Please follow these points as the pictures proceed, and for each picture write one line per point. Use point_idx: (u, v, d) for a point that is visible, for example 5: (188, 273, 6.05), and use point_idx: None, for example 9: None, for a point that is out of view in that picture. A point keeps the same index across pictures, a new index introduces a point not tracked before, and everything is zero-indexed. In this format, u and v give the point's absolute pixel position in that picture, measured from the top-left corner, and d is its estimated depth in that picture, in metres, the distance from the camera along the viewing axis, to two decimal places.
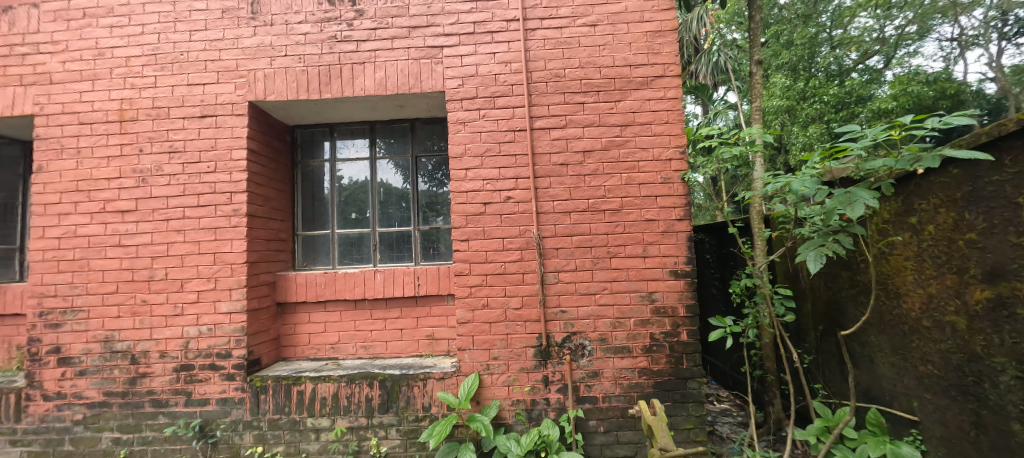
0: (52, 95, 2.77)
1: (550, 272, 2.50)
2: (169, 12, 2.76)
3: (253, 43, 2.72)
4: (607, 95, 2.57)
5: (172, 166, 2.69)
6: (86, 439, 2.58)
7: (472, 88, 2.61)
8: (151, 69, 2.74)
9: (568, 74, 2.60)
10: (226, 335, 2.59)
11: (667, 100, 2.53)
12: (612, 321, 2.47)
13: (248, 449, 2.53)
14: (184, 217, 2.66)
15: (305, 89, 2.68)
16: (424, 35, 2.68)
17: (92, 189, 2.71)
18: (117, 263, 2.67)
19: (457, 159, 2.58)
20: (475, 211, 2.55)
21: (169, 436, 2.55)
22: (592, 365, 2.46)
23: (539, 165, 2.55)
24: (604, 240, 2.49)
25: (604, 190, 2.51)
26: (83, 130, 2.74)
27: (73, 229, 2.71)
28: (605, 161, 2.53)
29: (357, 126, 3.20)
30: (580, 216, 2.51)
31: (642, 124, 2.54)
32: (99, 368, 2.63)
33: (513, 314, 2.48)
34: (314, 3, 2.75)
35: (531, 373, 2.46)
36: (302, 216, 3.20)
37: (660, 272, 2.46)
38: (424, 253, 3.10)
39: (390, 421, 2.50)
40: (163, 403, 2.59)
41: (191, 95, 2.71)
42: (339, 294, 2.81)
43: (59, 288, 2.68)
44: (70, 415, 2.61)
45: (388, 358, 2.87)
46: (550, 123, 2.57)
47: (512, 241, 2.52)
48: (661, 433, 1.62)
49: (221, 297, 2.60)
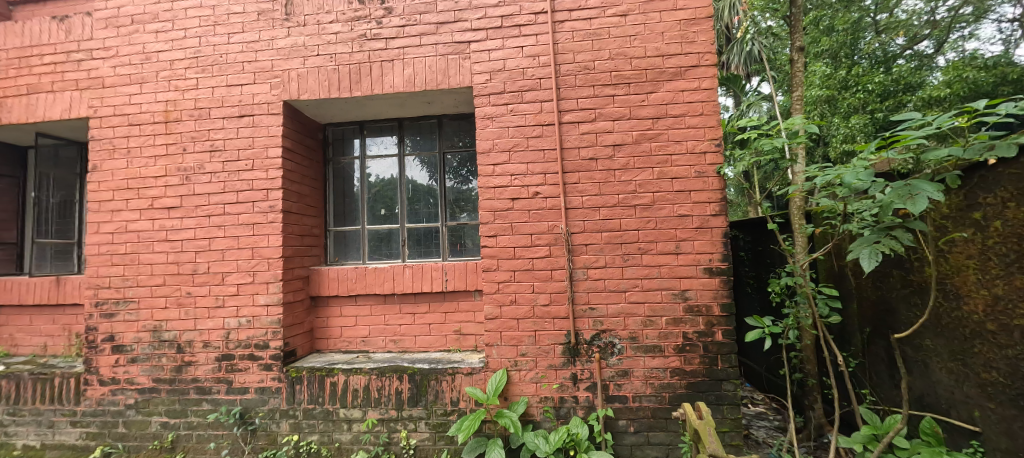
0: (105, 98, 2.94)
1: (579, 269, 2.46)
2: (209, 17, 2.87)
3: (287, 43, 2.80)
4: (639, 87, 2.49)
5: (213, 165, 2.80)
6: (138, 422, 2.74)
7: (500, 83, 2.59)
8: (193, 71, 2.85)
9: (597, 67, 2.53)
10: (263, 327, 2.69)
11: (702, 90, 2.43)
12: (642, 320, 2.40)
13: (284, 437, 2.62)
14: (224, 214, 2.77)
15: (337, 88, 2.73)
16: (452, 30, 2.68)
17: (141, 187, 2.86)
18: (164, 257, 2.81)
19: (485, 155, 2.57)
20: (503, 207, 2.53)
21: (212, 422, 2.68)
22: (621, 364, 2.41)
23: (567, 159, 2.51)
24: (635, 237, 2.43)
25: (634, 185, 2.45)
26: (132, 131, 2.89)
27: (124, 225, 2.87)
28: (636, 155, 2.46)
29: (386, 124, 3.24)
30: (610, 211, 2.46)
31: (676, 116, 2.45)
32: (149, 355, 2.78)
33: (542, 311, 2.47)
34: (345, 2, 2.79)
35: (559, 370, 2.44)
36: (333, 212, 3.28)
37: (694, 270, 2.37)
38: (451, 249, 3.11)
39: (419, 414, 2.53)
40: (207, 390, 2.71)
41: (230, 96, 2.81)
42: (369, 289, 2.88)
43: (112, 280, 2.85)
44: (123, 400, 2.77)
45: (417, 352, 2.91)
46: (579, 117, 2.52)
47: (540, 237, 2.49)
48: (711, 438, 1.59)
49: (259, 290, 2.70)
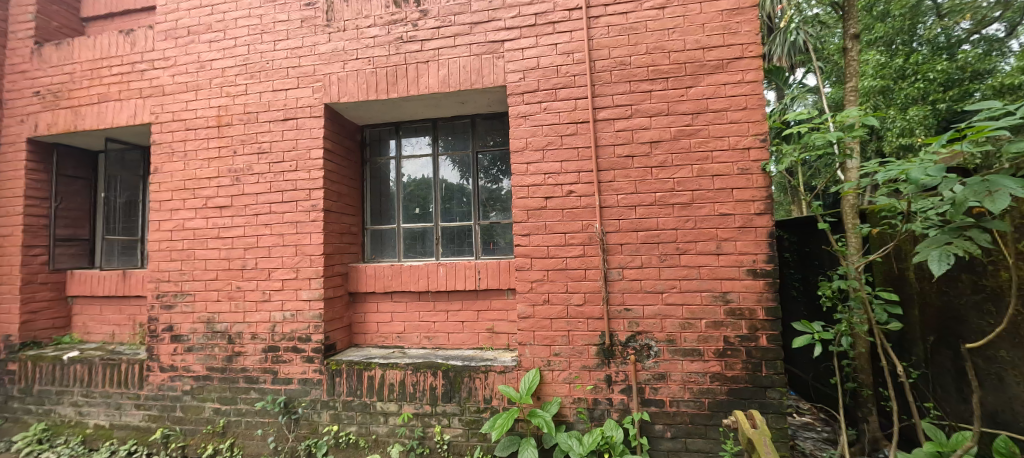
0: (165, 105, 3.16)
1: (614, 269, 2.41)
2: (257, 25, 3.03)
3: (328, 48, 2.90)
4: (677, 81, 2.41)
5: (261, 166, 2.95)
6: (193, 407, 2.94)
7: (533, 81, 2.58)
8: (243, 77, 3.02)
9: (633, 62, 2.47)
10: (306, 321, 2.81)
11: (746, 83, 2.31)
12: (680, 322, 2.33)
13: (325, 427, 2.73)
14: (270, 212, 2.92)
15: (375, 90, 2.81)
16: (486, 30, 2.69)
17: (196, 187, 3.06)
18: (216, 253, 2.99)
19: (519, 153, 2.57)
20: (537, 205, 2.53)
21: (259, 410, 2.82)
22: (658, 367, 2.34)
23: (602, 157, 2.46)
24: (673, 237, 2.35)
25: (672, 183, 2.37)
26: (188, 135, 3.10)
27: (181, 223, 3.08)
28: (674, 152, 2.38)
29: (421, 124, 3.30)
30: (647, 210, 2.39)
31: (717, 111, 2.35)
32: (203, 345, 2.97)
33: (575, 311, 2.44)
34: (382, 7, 2.87)
35: (593, 372, 2.40)
36: (370, 211, 3.37)
37: (736, 271, 2.27)
38: (484, 247, 3.13)
39: (453, 410, 2.57)
40: (255, 380, 2.86)
41: (276, 100, 2.95)
42: (404, 286, 2.95)
43: (171, 274, 3.07)
44: (181, 385, 2.98)
45: (450, 349, 2.95)
46: (615, 114, 2.47)
47: (574, 236, 2.46)
48: (766, 449, 1.57)
49: (302, 286, 2.83)
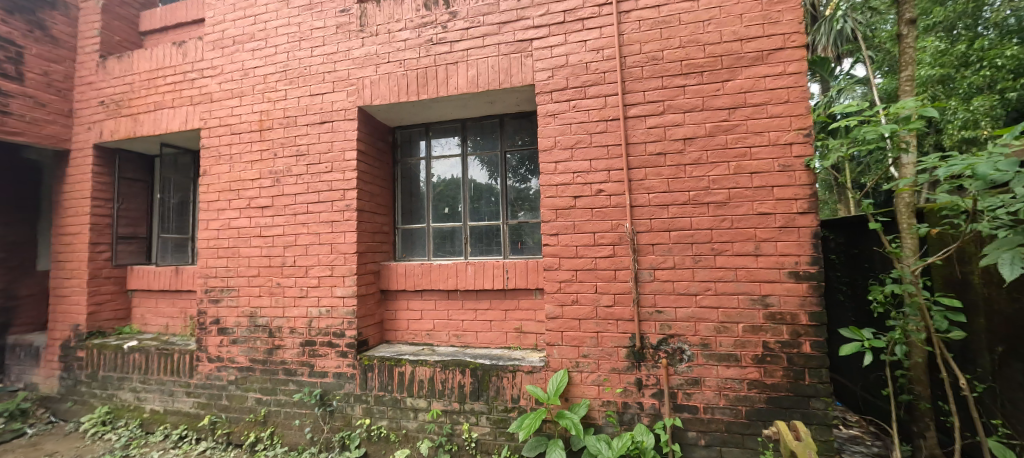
0: (212, 111, 3.36)
1: (645, 269, 2.35)
2: (296, 33, 3.16)
3: (362, 53, 2.99)
4: (713, 75, 2.32)
5: (299, 168, 3.08)
6: (237, 397, 3.11)
7: (562, 79, 2.55)
8: (282, 83, 3.16)
9: (666, 57, 2.40)
10: (340, 317, 2.91)
11: (788, 75, 2.19)
12: (716, 326, 2.23)
13: (358, 420, 2.82)
14: (308, 212, 3.04)
15: (405, 92, 2.87)
16: (514, 29, 2.69)
17: (240, 188, 3.23)
18: (259, 251, 3.15)
19: (547, 152, 2.56)
20: (565, 205, 2.50)
21: (297, 401, 2.95)
22: (691, 371, 2.26)
23: (633, 154, 2.40)
24: (708, 237, 2.26)
25: (707, 181, 2.28)
26: (234, 139, 3.28)
27: (227, 223, 3.26)
28: (710, 149, 2.29)
29: (450, 125, 3.34)
30: (680, 209, 2.32)
31: (756, 105, 2.24)
32: (246, 338, 3.13)
33: (604, 312, 2.40)
34: (413, 10, 2.93)
35: (623, 374, 2.35)
36: (401, 210, 3.45)
37: (776, 273, 2.16)
38: (512, 247, 3.13)
39: (481, 409, 2.58)
40: (293, 372, 2.99)
41: (313, 104, 3.07)
42: (434, 284, 3.00)
43: (218, 270, 3.26)
44: (226, 376, 3.16)
45: (478, 348, 2.97)
46: (646, 110, 2.40)
47: (604, 236, 2.42)
48: None
49: (337, 283, 2.93)
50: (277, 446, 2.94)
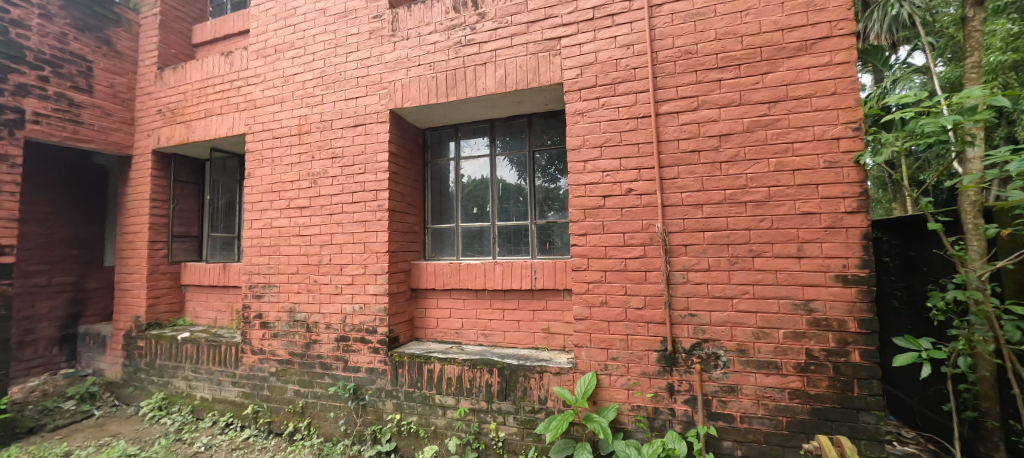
0: (256, 117, 3.55)
1: (677, 271, 2.27)
2: (332, 40, 3.28)
3: (393, 57, 3.07)
4: (751, 68, 2.21)
5: (334, 170, 3.20)
6: (278, 388, 3.27)
7: (591, 77, 2.51)
8: (319, 89, 3.29)
9: (700, 50, 2.31)
10: (373, 314, 2.99)
11: (835, 65, 2.05)
12: (753, 331, 2.12)
13: (389, 415, 2.90)
14: (343, 212, 3.15)
15: (435, 94, 2.92)
16: (543, 28, 2.68)
17: (281, 190, 3.40)
18: (297, 249, 3.30)
19: (576, 151, 2.53)
20: (594, 204, 2.46)
21: (332, 394, 3.07)
22: (727, 378, 2.16)
23: (664, 152, 2.33)
24: (745, 237, 2.16)
25: (745, 179, 2.18)
26: (275, 143, 3.45)
27: (269, 222, 3.43)
28: (748, 145, 2.18)
29: (479, 125, 3.37)
30: (715, 209, 2.22)
31: (799, 98, 2.11)
32: (286, 332, 3.29)
33: (634, 314, 2.34)
34: (443, 13, 2.97)
35: (653, 379, 2.28)
36: (431, 210, 3.51)
37: (821, 277, 2.03)
38: (540, 247, 3.11)
39: (508, 409, 2.59)
40: (329, 366, 3.11)
41: (347, 108, 3.18)
42: (462, 283, 3.03)
43: (261, 268, 3.44)
44: (268, 367, 3.33)
45: (506, 348, 2.98)
46: (679, 106, 2.32)
47: (634, 236, 2.36)
48: None
49: (369, 281, 3.02)
50: (314, 436, 3.07)
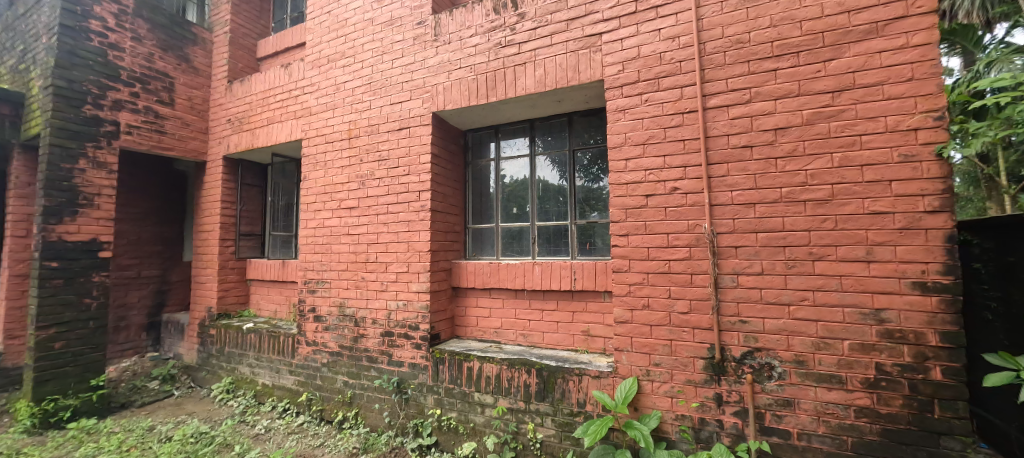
0: (311, 123, 3.79)
1: (726, 274, 2.14)
2: (379, 48, 3.44)
3: (436, 61, 3.15)
4: (811, 55, 2.03)
5: (380, 172, 3.35)
6: (329, 378, 3.46)
7: (633, 72, 2.43)
8: (367, 95, 3.46)
9: (752, 39, 2.16)
10: (415, 311, 3.09)
11: (912, 48, 1.84)
12: (813, 341, 1.95)
13: (430, 410, 2.98)
14: (388, 212, 3.29)
15: (475, 96, 2.96)
16: (583, 25, 2.64)
17: (333, 191, 3.60)
18: (347, 248, 3.48)
19: (617, 150, 2.46)
20: (636, 204, 2.38)
21: (377, 386, 3.20)
22: (782, 391, 2.01)
23: (712, 149, 2.20)
24: (804, 239, 1.99)
25: (803, 175, 2.01)
26: (328, 147, 3.66)
27: (322, 222, 3.65)
28: (807, 139, 2.01)
29: (519, 125, 3.37)
30: (769, 208, 2.07)
31: (868, 86, 1.92)
32: (336, 326, 3.48)
33: (679, 319, 2.23)
34: (483, 16, 3.01)
35: (699, 388, 2.17)
36: (472, 211, 3.56)
37: (895, 283, 1.82)
38: (581, 248, 3.05)
39: (546, 410, 2.57)
40: (374, 360, 3.26)
41: (393, 112, 3.32)
42: (502, 283, 3.06)
43: (314, 264, 3.66)
44: (320, 358, 3.54)
45: (545, 349, 2.95)
46: (729, 99, 2.19)
47: (678, 237, 2.26)
48: None
49: (412, 279, 3.12)
50: (361, 426, 3.22)
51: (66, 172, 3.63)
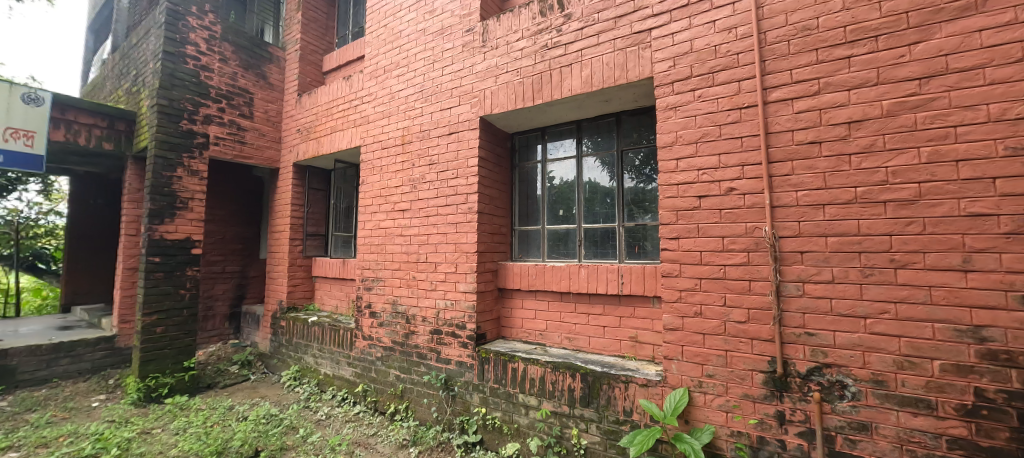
0: (369, 130, 4.03)
1: (790, 282, 1.97)
2: (430, 56, 3.59)
3: (484, 66, 3.22)
4: (892, 38, 1.82)
5: (431, 175, 3.48)
6: (382, 371, 3.65)
7: (685, 67, 2.33)
8: (419, 102, 3.62)
9: (821, 24, 1.98)
10: (462, 310, 3.18)
11: (1020, 25, 1.59)
12: (895, 360, 1.74)
13: (475, 408, 3.04)
14: (438, 214, 3.41)
15: (521, 99, 2.99)
16: (632, 22, 2.57)
17: (388, 195, 3.80)
18: (400, 248, 3.66)
19: (667, 149, 2.37)
20: (688, 206, 2.27)
21: (426, 382, 3.33)
22: (856, 413, 1.81)
23: (774, 145, 2.04)
24: (884, 244, 1.78)
25: (883, 173, 1.80)
26: (383, 153, 3.88)
27: (378, 223, 3.87)
28: (888, 132, 1.80)
29: (565, 127, 3.35)
30: (841, 210, 1.87)
31: (965, 70, 1.68)
32: (389, 322, 3.66)
33: (735, 328, 2.09)
34: (530, 19, 3.04)
35: (758, 403, 2.01)
36: (519, 213, 3.59)
37: (1000, 297, 1.57)
38: (629, 251, 2.95)
39: (591, 416, 2.51)
40: (424, 356, 3.39)
41: (443, 118, 3.44)
42: (547, 285, 3.05)
43: (370, 263, 3.89)
44: (374, 352, 3.75)
45: (590, 353, 2.89)
46: (793, 92, 2.02)
47: (735, 241, 2.12)
48: None
49: (460, 279, 3.21)
50: (411, 419, 3.36)
51: (167, 179, 4.17)
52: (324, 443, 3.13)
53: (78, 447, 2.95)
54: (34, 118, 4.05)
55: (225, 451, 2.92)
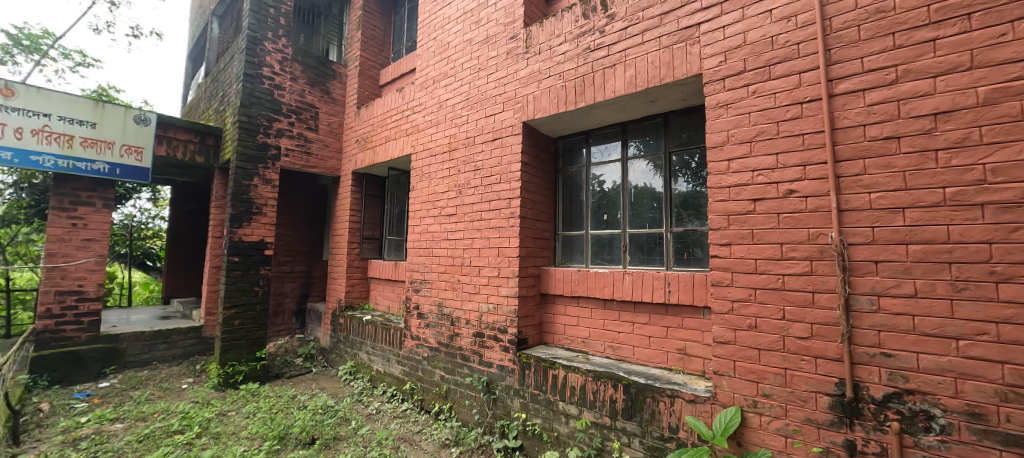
0: (419, 138, 4.22)
1: (863, 295, 1.75)
2: (476, 65, 3.68)
3: (527, 72, 3.25)
4: (990, 15, 1.57)
5: (475, 181, 3.56)
6: (428, 371, 3.77)
7: (738, 62, 2.18)
8: (465, 110, 3.72)
9: (898, 6, 1.76)
10: (505, 314, 3.19)
11: None
12: (996, 390, 1.48)
13: (516, 413, 3.04)
14: (482, 218, 3.48)
15: (563, 102, 2.97)
16: (679, 18, 2.47)
17: (435, 200, 3.94)
18: (445, 251, 3.78)
19: (718, 149, 2.22)
20: (741, 210, 2.11)
21: (469, 384, 3.38)
22: (945, 450, 1.56)
23: (842, 143, 1.84)
24: (981, 254, 1.53)
25: (979, 171, 1.54)
26: (432, 159, 4.03)
27: (426, 227, 4.02)
28: (986, 123, 1.55)
29: (610, 130, 3.27)
30: (925, 214, 1.64)
31: None
32: (435, 323, 3.78)
33: (795, 345, 1.90)
34: (573, 22, 3.01)
35: (823, 430, 1.80)
36: (562, 217, 3.55)
37: None
38: (679, 259, 2.79)
39: (633, 430, 2.40)
40: (467, 358, 3.45)
41: (487, 124, 3.51)
42: (590, 292, 2.98)
43: (419, 266, 4.04)
44: (421, 351, 3.88)
45: (635, 364, 2.77)
46: (865, 82, 1.80)
47: (795, 248, 1.93)
48: None
49: (502, 283, 3.24)
50: (454, 419, 3.43)
51: (245, 187, 4.67)
52: (373, 437, 3.29)
53: (168, 422, 3.37)
54: (143, 136, 4.76)
55: (285, 437, 3.19)
